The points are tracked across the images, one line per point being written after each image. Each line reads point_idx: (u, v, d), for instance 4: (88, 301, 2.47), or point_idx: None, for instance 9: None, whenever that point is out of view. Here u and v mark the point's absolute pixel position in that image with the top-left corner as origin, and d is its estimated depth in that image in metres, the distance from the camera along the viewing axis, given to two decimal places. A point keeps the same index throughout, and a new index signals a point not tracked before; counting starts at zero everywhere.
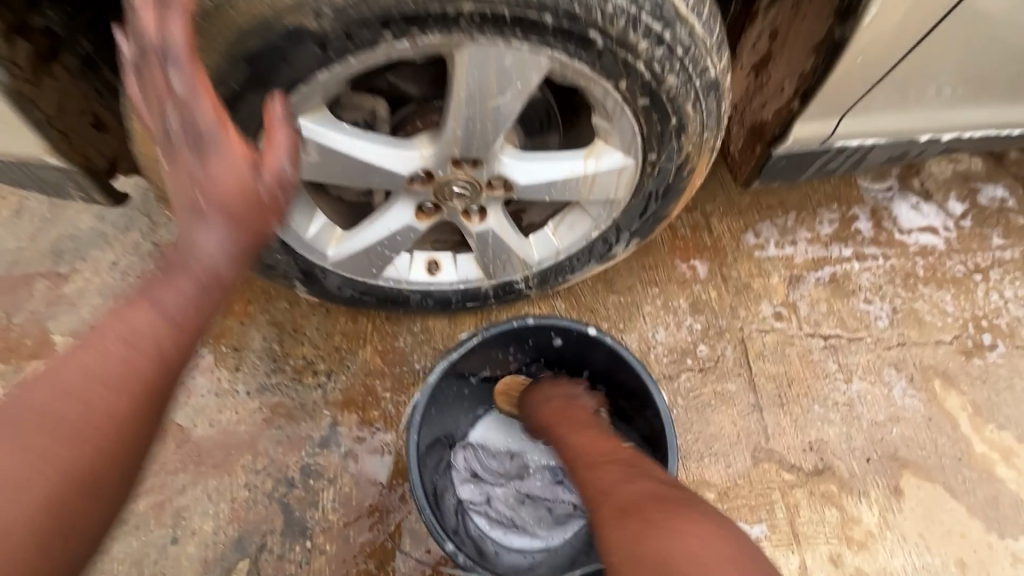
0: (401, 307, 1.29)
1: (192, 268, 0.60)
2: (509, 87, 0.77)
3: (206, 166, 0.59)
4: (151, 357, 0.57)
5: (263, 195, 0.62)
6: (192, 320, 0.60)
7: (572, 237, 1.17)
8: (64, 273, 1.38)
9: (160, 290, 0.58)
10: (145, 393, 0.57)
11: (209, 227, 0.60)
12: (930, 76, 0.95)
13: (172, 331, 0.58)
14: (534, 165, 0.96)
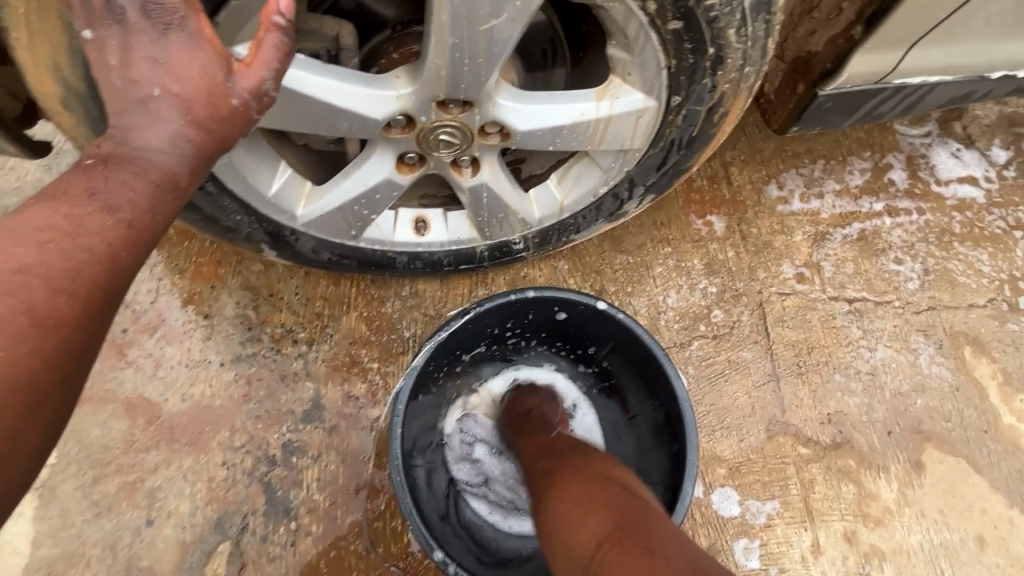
0: (387, 271, 1.16)
1: (142, 166, 0.53)
2: (511, 8, 0.63)
3: (168, 50, 0.52)
4: (99, 255, 0.50)
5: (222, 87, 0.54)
6: (147, 223, 0.53)
7: (578, 193, 1.02)
8: None
9: (112, 187, 0.51)
10: (93, 292, 0.49)
11: (163, 112, 0.53)
12: (990, 7, 0.81)
13: (126, 226, 0.51)
14: (536, 109, 0.80)
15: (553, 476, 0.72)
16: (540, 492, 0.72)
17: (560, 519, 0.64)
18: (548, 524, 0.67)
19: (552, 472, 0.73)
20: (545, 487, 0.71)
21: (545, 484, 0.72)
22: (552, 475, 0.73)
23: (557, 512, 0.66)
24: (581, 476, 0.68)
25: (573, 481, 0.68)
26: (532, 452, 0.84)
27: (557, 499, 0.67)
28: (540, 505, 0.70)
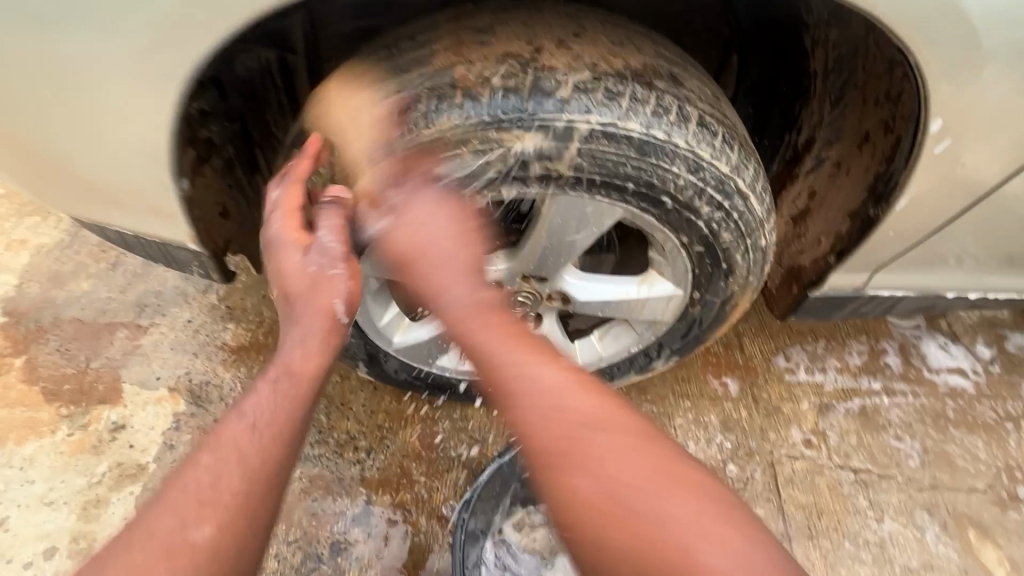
0: (448, 395, 1.37)
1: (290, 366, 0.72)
2: (586, 228, 0.87)
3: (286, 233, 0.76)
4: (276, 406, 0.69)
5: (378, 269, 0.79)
6: (304, 377, 0.72)
7: (615, 348, 1.26)
8: (144, 325, 1.50)
9: (288, 352, 0.73)
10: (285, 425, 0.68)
11: (309, 306, 0.74)
12: (939, 251, 1.06)
13: (273, 388, 0.71)
14: (592, 286, 1.08)
15: (584, 422, 0.64)
16: (531, 427, 0.65)
17: (600, 468, 0.61)
18: (542, 469, 0.64)
19: (584, 418, 0.64)
20: (575, 435, 0.63)
21: (556, 422, 0.64)
22: (581, 422, 0.64)
23: (583, 469, 0.62)
24: (667, 449, 0.64)
25: (606, 454, 0.62)
26: (472, 344, 0.71)
27: (574, 462, 0.62)
28: (537, 451, 0.64)
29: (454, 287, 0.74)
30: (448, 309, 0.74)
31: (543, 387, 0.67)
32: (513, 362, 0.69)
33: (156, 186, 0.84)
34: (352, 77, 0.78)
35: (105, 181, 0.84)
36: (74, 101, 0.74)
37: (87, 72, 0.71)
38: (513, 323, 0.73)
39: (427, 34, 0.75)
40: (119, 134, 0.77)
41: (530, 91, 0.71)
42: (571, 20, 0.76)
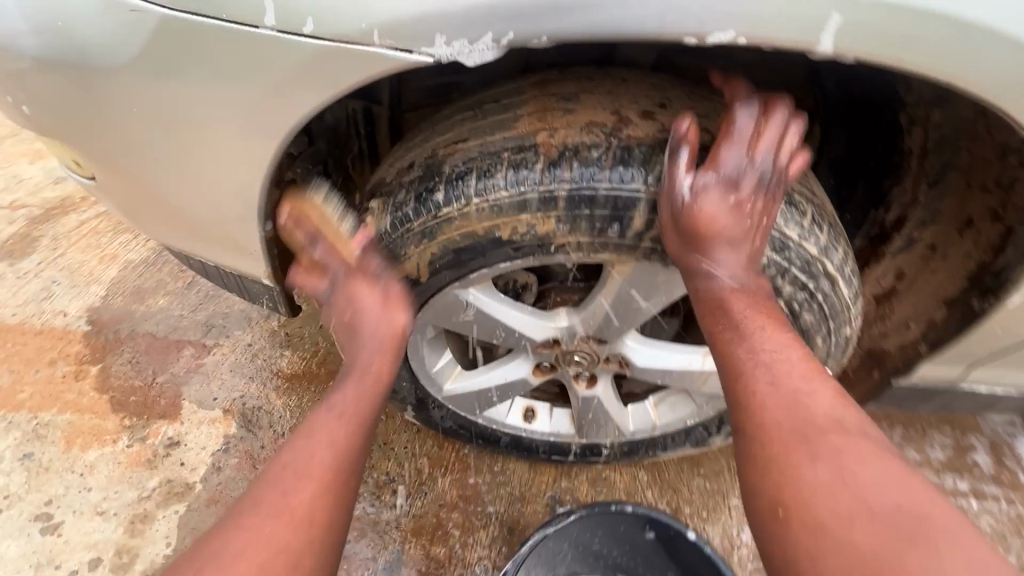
0: (491, 447, 1.34)
1: (338, 410, 0.81)
2: (656, 295, 0.86)
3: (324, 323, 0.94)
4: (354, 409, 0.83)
5: (725, 280, 0.74)
6: (354, 409, 0.82)
7: (671, 418, 1.21)
8: (209, 345, 1.57)
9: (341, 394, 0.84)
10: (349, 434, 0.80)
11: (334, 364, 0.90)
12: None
13: (340, 417, 0.81)
14: (654, 352, 1.04)
15: (830, 422, 0.66)
16: (785, 432, 0.66)
17: (838, 461, 0.62)
18: (778, 472, 0.64)
19: (824, 419, 0.66)
20: (808, 434, 0.65)
21: (788, 423, 0.66)
22: (820, 423, 0.65)
23: (833, 463, 0.62)
24: (874, 434, 0.65)
25: (872, 450, 0.63)
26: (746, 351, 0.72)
27: (831, 455, 0.63)
28: (778, 451, 0.65)
29: (747, 289, 0.75)
30: (744, 306, 0.74)
31: (793, 386, 0.69)
32: (765, 362, 0.71)
33: (241, 229, 0.87)
34: (435, 134, 0.79)
35: (199, 218, 0.88)
36: (177, 152, 0.76)
37: (190, 129, 0.72)
38: (780, 322, 0.74)
39: (513, 98, 0.76)
40: (215, 185, 0.79)
41: (613, 161, 0.70)
42: (657, 91, 0.75)
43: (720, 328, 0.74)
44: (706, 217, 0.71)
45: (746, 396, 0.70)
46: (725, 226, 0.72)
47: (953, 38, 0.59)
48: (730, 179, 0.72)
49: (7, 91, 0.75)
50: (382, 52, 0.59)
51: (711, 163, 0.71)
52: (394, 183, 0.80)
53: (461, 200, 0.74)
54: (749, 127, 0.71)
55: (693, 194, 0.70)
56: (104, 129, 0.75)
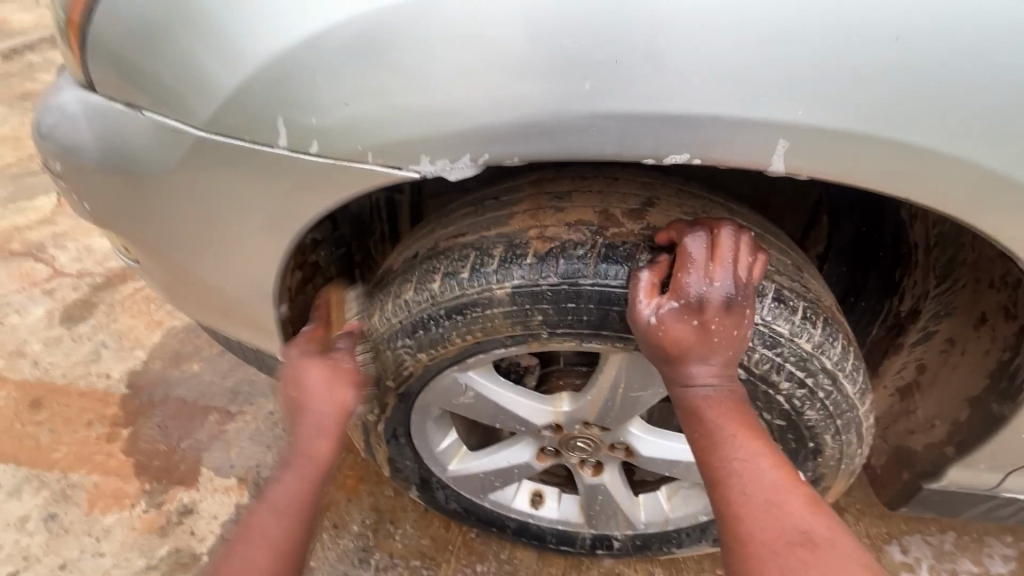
0: (496, 532, 1.29)
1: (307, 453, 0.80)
2: (653, 385, 0.86)
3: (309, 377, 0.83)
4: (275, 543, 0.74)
5: (703, 392, 0.70)
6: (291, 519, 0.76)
7: (684, 512, 1.15)
8: (233, 412, 1.62)
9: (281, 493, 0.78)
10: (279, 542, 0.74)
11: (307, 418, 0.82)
12: None
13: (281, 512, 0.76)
14: (659, 441, 1.01)
15: (800, 537, 0.61)
16: (756, 547, 0.62)
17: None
18: None
19: (794, 532, 0.61)
20: (777, 551, 0.61)
21: (759, 540, 0.62)
22: (789, 537, 0.61)
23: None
24: (847, 545, 0.60)
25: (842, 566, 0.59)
26: (720, 458, 0.68)
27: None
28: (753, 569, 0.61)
29: (722, 390, 0.71)
30: (720, 413, 0.69)
31: (762, 498, 0.64)
32: (739, 471, 0.67)
33: (259, 308, 0.94)
34: (438, 228, 0.85)
35: (223, 299, 0.95)
36: (206, 241, 0.84)
37: (219, 223, 0.81)
38: (754, 428, 0.70)
39: (511, 195, 0.81)
40: (238, 270, 0.87)
41: (599, 258, 0.73)
42: (647, 189, 0.78)
43: (698, 435, 0.70)
44: (673, 340, 0.69)
45: (722, 508, 0.66)
46: (692, 346, 0.69)
47: (908, 163, 0.60)
48: (692, 305, 0.68)
49: (73, 189, 0.87)
50: (379, 169, 0.67)
51: (673, 290, 0.69)
52: (397, 271, 0.86)
53: (456, 290, 0.78)
54: (703, 253, 0.69)
55: (658, 316, 0.69)
56: (148, 223, 0.86)
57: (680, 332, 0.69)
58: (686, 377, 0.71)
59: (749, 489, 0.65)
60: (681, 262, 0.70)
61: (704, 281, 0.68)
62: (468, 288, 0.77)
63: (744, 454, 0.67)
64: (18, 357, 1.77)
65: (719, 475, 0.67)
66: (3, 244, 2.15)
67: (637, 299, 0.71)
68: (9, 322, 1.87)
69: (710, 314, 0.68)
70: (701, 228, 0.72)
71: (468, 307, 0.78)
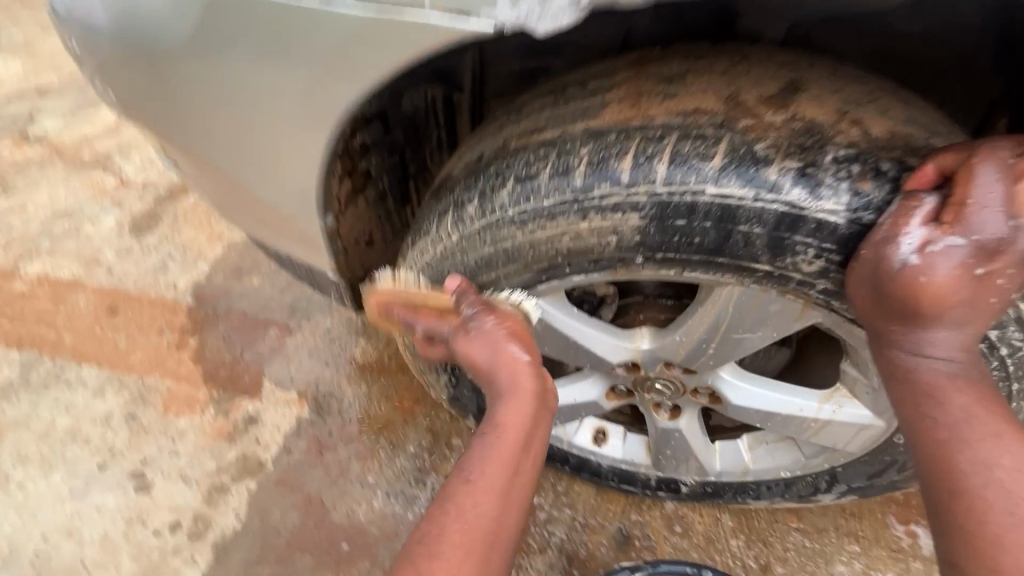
0: (556, 466, 1.23)
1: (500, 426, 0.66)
2: (764, 329, 0.68)
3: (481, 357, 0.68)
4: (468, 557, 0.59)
5: (943, 369, 0.55)
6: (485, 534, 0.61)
7: (769, 464, 1.03)
8: (292, 327, 1.62)
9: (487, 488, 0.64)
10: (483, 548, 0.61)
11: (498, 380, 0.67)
12: None
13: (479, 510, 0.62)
14: (755, 390, 0.87)
15: None
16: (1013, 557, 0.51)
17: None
18: None
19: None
20: None
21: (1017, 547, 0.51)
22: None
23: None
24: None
25: None
26: (966, 448, 0.55)
27: None
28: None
29: (962, 369, 0.55)
30: (965, 398, 0.56)
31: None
32: (990, 468, 0.54)
33: (303, 218, 0.83)
34: (510, 123, 0.69)
35: (265, 207, 0.85)
36: (239, 135, 0.73)
37: (250, 112, 0.69)
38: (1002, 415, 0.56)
39: (604, 80, 0.64)
40: (278, 172, 0.76)
41: (725, 158, 0.52)
42: (788, 70, 0.58)
43: (926, 418, 0.56)
44: (937, 293, 0.47)
45: (959, 504, 0.54)
46: (956, 304, 0.48)
47: None
48: (986, 246, 0.45)
49: (94, 75, 0.77)
50: (438, 21, 0.53)
51: (952, 222, 0.46)
52: (458, 177, 0.71)
53: (526, 200, 0.60)
54: (1010, 177, 0.45)
55: (925, 255, 0.46)
56: (177, 116, 0.75)
57: (953, 282, 0.46)
58: (919, 344, 0.55)
59: (1002, 489, 0.53)
60: (969, 185, 0.46)
61: (1011, 219, 0.45)
62: (537, 199, 0.59)
63: (1000, 449, 0.54)
64: (94, 264, 1.83)
65: (962, 471, 0.55)
66: (73, 153, 2.18)
67: (896, 226, 0.48)
68: (84, 230, 1.92)
69: (996, 262, 0.46)
70: (1001, 145, 0.46)
71: (536, 222, 0.61)
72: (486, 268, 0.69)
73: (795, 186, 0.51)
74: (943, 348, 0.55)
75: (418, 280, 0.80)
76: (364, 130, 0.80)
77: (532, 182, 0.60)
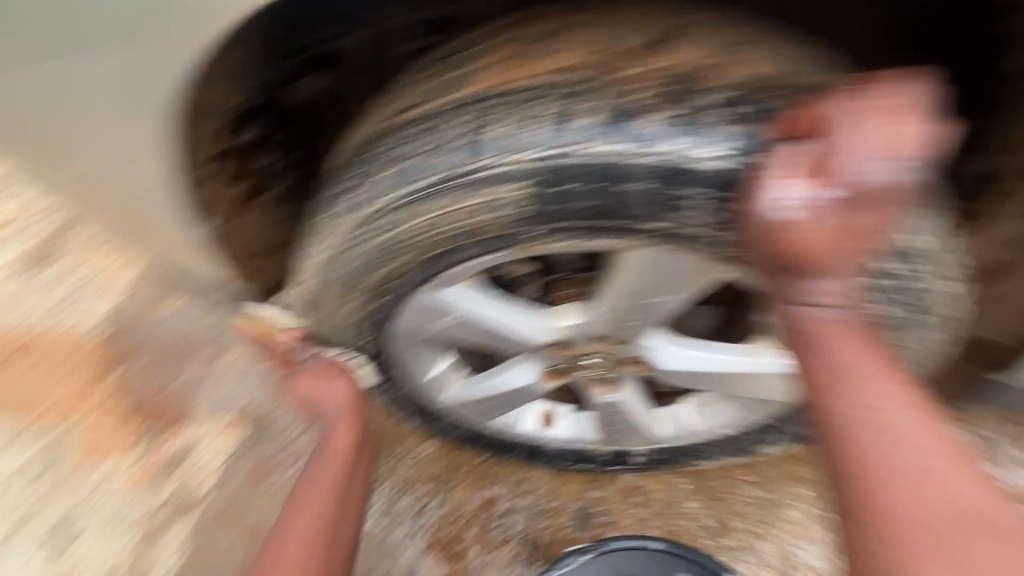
0: (508, 455, 1.20)
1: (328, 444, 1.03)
2: (674, 291, 0.68)
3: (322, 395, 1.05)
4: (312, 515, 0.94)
5: (824, 315, 0.52)
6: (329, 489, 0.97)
7: (710, 424, 1.03)
8: (220, 349, 1.44)
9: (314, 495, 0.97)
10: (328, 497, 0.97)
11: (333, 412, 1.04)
12: None
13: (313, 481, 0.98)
14: (682, 352, 0.87)
15: (955, 508, 0.47)
16: (901, 519, 0.47)
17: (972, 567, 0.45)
18: None
19: (952, 504, 0.47)
20: (927, 527, 0.46)
21: (906, 509, 0.47)
22: (944, 511, 0.47)
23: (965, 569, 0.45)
24: (1010, 520, 0.47)
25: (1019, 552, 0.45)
26: (847, 404, 0.51)
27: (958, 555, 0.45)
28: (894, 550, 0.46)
29: (846, 315, 0.53)
30: (845, 345, 0.52)
31: (913, 460, 0.48)
32: (874, 422, 0.50)
33: (189, 219, 0.77)
34: (391, 101, 0.63)
35: (140, 213, 0.77)
36: (97, 129, 0.67)
37: (108, 100, 0.64)
38: (887, 362, 0.53)
39: (482, 45, 0.59)
40: (151, 169, 0.70)
41: (608, 114, 0.51)
42: (671, 15, 0.54)
43: (815, 373, 0.52)
44: (810, 243, 0.49)
45: (845, 462, 0.50)
46: (833, 252, 0.49)
47: None
48: (849, 197, 0.47)
49: None
50: None
51: (817, 175, 0.48)
52: (345, 164, 0.65)
53: (418, 180, 0.58)
54: (867, 126, 0.46)
55: (802, 209, 0.48)
56: (23, 124, 0.69)
57: (829, 233, 0.49)
58: (799, 293, 0.52)
59: (890, 444, 0.49)
60: (834, 134, 0.47)
61: (881, 165, 0.46)
62: (430, 178, 0.57)
63: (880, 401, 0.50)
64: None
65: (845, 426, 0.50)
66: None
67: (774, 179, 0.50)
68: None
69: (869, 206, 0.48)
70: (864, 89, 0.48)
71: (434, 203, 0.58)
72: (385, 260, 0.64)
73: (679, 138, 0.50)
74: (824, 296, 0.52)
75: (328, 280, 0.76)
76: (251, 124, 0.72)
77: (421, 160, 0.57)
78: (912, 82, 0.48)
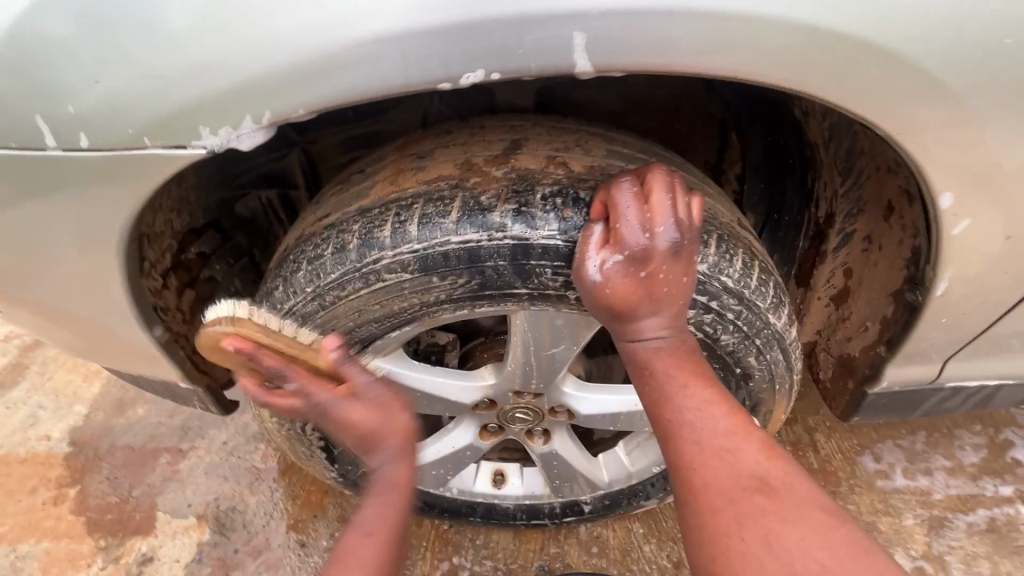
0: (467, 520, 1.24)
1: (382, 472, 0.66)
2: (565, 341, 0.79)
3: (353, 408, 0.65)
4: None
5: (655, 345, 0.63)
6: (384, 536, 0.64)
7: (644, 463, 1.11)
8: (184, 449, 1.53)
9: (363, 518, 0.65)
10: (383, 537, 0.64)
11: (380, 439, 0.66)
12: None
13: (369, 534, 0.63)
14: (597, 397, 0.96)
15: (757, 482, 0.55)
16: (713, 496, 0.56)
17: (764, 527, 0.52)
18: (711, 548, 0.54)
19: (750, 479, 0.55)
20: (733, 499, 0.55)
21: (715, 487, 0.56)
22: (744, 484, 0.55)
23: (758, 529, 0.52)
24: (807, 489, 0.55)
25: (809, 511, 0.53)
26: (671, 409, 0.61)
27: (755, 520, 0.53)
28: (709, 520, 0.55)
29: (676, 343, 0.63)
30: (669, 364, 0.62)
31: (713, 445, 0.58)
32: (690, 420, 0.60)
33: (127, 329, 0.86)
34: (309, 213, 0.78)
35: (90, 326, 0.87)
36: (39, 263, 0.77)
37: (42, 241, 0.74)
38: (706, 374, 0.63)
39: (376, 164, 0.75)
40: (89, 291, 0.80)
41: (460, 211, 0.65)
42: (514, 132, 0.71)
43: (647, 392, 0.63)
44: (621, 295, 0.61)
45: (672, 455, 0.59)
46: (640, 298, 0.61)
47: (734, 35, 0.54)
48: (637, 254, 0.60)
49: None
50: (160, 152, 0.62)
51: (613, 241, 0.61)
52: (271, 268, 0.78)
53: (319, 277, 0.70)
54: (635, 202, 0.61)
55: (604, 271, 0.62)
56: None
57: (629, 285, 0.61)
58: (631, 332, 0.64)
59: (702, 435, 0.58)
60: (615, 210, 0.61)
61: (645, 230, 0.60)
62: (327, 274, 0.70)
63: (696, 402, 0.60)
64: None
65: (672, 427, 0.60)
66: None
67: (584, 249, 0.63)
68: None
69: (655, 261, 0.61)
70: (631, 179, 0.64)
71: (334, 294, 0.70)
72: None
73: (517, 224, 0.65)
74: (652, 330, 0.63)
75: None
76: (195, 242, 0.90)
77: (317, 261, 0.70)
78: (659, 170, 0.64)
